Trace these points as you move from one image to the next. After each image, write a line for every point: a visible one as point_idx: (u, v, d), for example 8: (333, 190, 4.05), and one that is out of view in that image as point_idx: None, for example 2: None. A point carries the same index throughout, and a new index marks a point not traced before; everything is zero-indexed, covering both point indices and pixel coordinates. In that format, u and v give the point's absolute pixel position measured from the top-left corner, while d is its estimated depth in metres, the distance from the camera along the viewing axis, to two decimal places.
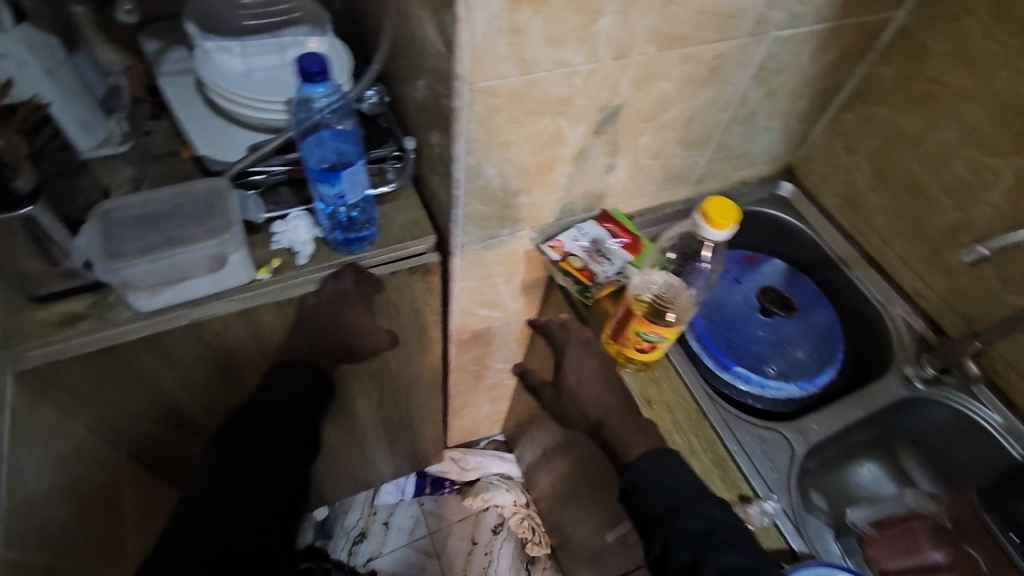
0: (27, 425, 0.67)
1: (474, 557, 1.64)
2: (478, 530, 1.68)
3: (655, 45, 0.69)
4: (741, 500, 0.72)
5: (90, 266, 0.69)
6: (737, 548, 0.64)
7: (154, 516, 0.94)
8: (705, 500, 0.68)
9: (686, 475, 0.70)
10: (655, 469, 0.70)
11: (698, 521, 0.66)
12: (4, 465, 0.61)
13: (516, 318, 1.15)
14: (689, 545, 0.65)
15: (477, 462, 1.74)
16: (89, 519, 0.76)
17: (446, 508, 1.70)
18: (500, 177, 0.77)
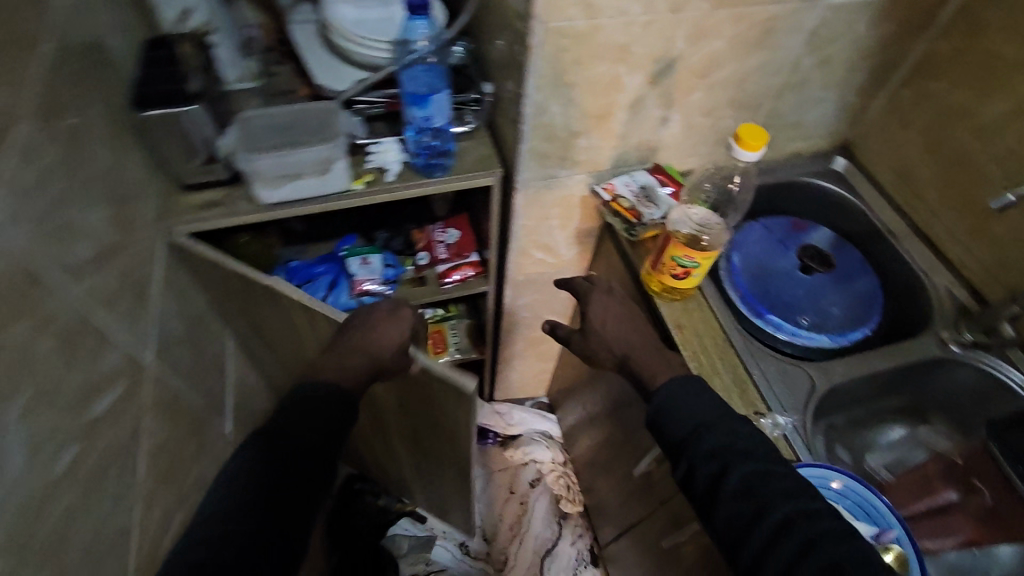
0: (170, 282, 0.85)
1: (510, 505, 1.74)
2: (516, 480, 1.78)
3: (709, 2, 0.78)
4: (755, 413, 0.80)
5: (228, 163, 0.87)
6: (755, 456, 0.71)
7: (247, 394, 1.11)
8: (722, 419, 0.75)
9: (701, 408, 0.76)
10: (681, 392, 0.78)
11: (723, 437, 0.73)
12: (155, 303, 0.79)
13: (568, 267, 1.25)
14: (713, 459, 0.72)
15: (519, 419, 1.86)
16: (205, 373, 0.93)
17: (488, 457, 1.81)
18: (562, 117, 0.88)
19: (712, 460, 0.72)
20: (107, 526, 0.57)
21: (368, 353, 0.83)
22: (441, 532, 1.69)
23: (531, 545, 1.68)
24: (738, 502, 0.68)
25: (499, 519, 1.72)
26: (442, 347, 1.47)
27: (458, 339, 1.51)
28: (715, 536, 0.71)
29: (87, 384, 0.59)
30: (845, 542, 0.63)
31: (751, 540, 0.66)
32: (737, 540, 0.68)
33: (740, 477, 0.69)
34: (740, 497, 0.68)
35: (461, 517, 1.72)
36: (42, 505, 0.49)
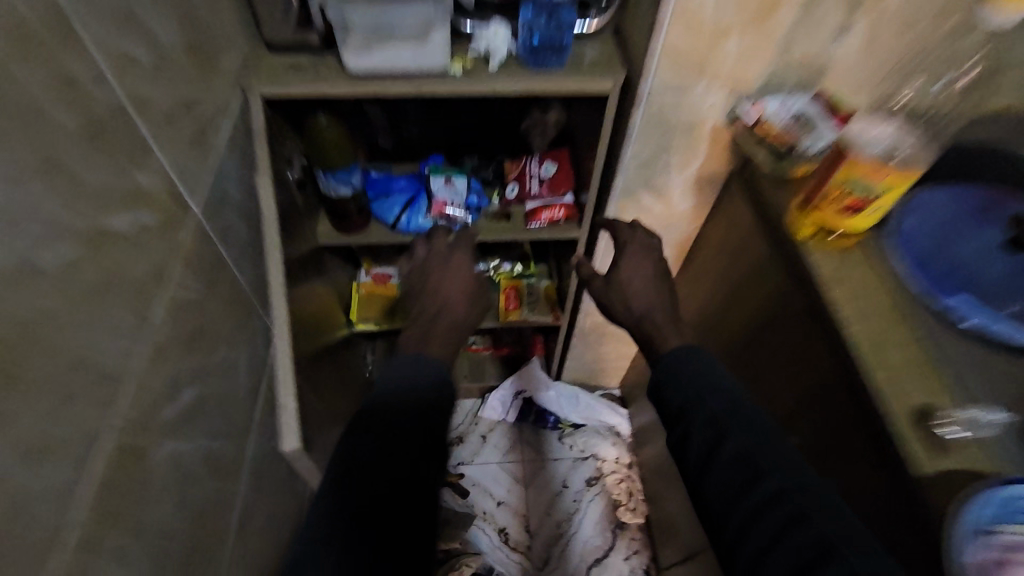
0: (237, 143, 0.76)
1: (560, 500, 1.55)
2: (571, 475, 1.58)
3: None
4: (938, 409, 0.57)
5: (318, 24, 0.77)
6: (752, 428, 0.69)
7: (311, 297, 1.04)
8: (728, 390, 0.74)
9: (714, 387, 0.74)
10: (687, 369, 0.78)
11: (725, 409, 0.72)
12: (215, 155, 0.70)
13: (677, 224, 1.06)
14: (710, 429, 0.70)
15: (587, 403, 1.65)
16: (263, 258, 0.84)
17: (543, 443, 1.64)
18: (714, 3, 0.71)
19: (708, 432, 0.70)
20: (100, 358, 0.47)
21: (453, 310, 0.91)
22: (481, 512, 1.53)
23: (576, 548, 1.48)
24: (732, 469, 0.66)
25: (547, 513, 1.54)
26: (515, 305, 1.35)
27: (535, 297, 1.38)
28: (707, 503, 0.67)
29: (108, 191, 0.49)
30: (837, 515, 0.59)
31: (741, 508, 0.63)
32: (727, 508, 0.64)
33: (734, 448, 0.67)
34: (737, 471, 0.66)
35: (505, 501, 1.56)
36: (10, 296, 0.38)
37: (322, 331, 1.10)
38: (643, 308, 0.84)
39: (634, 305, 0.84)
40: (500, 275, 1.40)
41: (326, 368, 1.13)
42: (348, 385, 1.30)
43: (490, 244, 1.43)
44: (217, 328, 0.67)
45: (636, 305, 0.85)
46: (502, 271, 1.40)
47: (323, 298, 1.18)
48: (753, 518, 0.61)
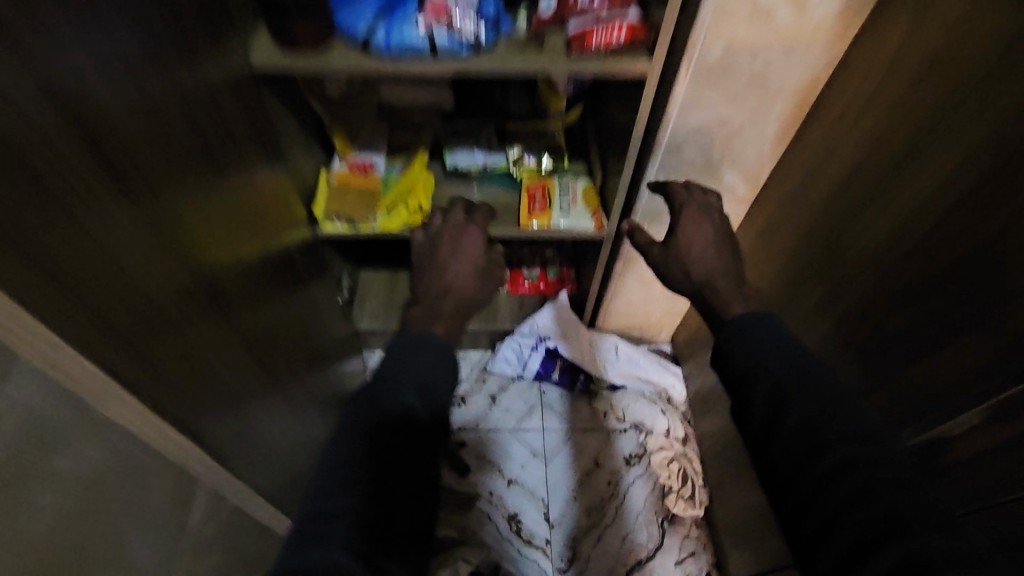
0: None
1: (591, 482, 1.18)
2: (605, 450, 1.21)
3: None
4: None
5: None
6: (825, 399, 0.59)
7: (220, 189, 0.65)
8: (804, 368, 0.62)
9: (784, 351, 0.65)
10: (759, 341, 0.66)
11: (795, 378, 0.62)
12: None
13: (808, 48, 0.69)
14: (777, 398, 0.61)
15: (629, 358, 1.27)
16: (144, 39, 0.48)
17: (570, 408, 1.27)
18: None
19: (771, 402, 0.61)
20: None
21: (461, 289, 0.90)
22: (486, 493, 1.17)
23: (610, 546, 1.12)
24: (797, 440, 0.57)
25: (573, 498, 1.17)
26: (542, 209, 0.98)
27: (568, 197, 0.99)
28: (765, 474, 0.60)
29: None
30: (909, 492, 0.51)
31: (798, 487, 0.56)
32: (785, 483, 0.57)
33: (800, 417, 0.58)
34: (802, 450, 0.57)
35: (518, 479, 1.19)
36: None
37: (251, 220, 0.72)
38: (701, 282, 0.78)
39: (694, 277, 0.78)
40: (522, 169, 1.02)
41: (263, 274, 0.76)
42: (310, 307, 0.96)
43: (509, 129, 1.04)
44: (161, 214, 0.49)
45: (697, 277, 0.79)
46: (525, 164, 1.02)
47: (269, 182, 0.80)
48: (809, 497, 0.55)
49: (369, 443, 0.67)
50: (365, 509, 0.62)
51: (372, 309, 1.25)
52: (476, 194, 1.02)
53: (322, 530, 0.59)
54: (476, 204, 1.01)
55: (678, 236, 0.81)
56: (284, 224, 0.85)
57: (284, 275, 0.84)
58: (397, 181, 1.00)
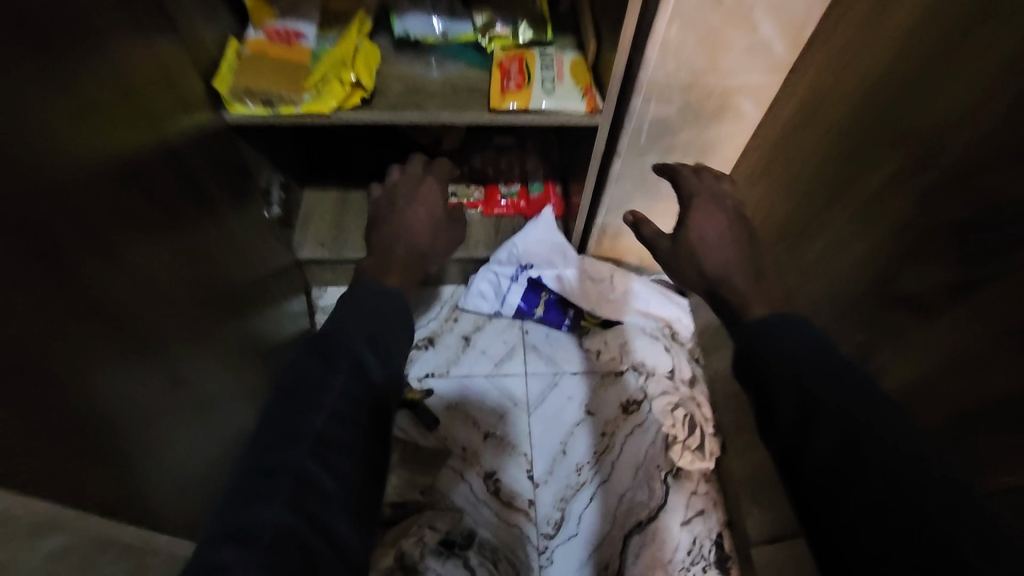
0: None
1: (581, 433, 1.01)
2: (598, 397, 1.04)
3: None
4: None
5: None
6: (862, 404, 0.41)
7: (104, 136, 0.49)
8: (829, 364, 0.44)
9: (812, 349, 0.46)
10: (775, 332, 0.48)
11: (823, 375, 0.44)
12: None
13: None
14: (802, 408, 0.43)
15: (626, 288, 1.06)
16: None
17: (558, 350, 1.08)
18: None
19: (794, 403, 0.43)
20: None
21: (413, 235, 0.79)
22: (457, 449, 0.98)
23: (605, 506, 0.95)
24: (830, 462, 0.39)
25: (561, 452, 0.99)
26: (521, 84, 0.75)
27: (553, 70, 0.76)
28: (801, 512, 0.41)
29: None
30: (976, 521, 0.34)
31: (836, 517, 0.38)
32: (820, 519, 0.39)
33: (837, 430, 0.40)
34: (839, 456, 0.39)
35: (496, 432, 1.00)
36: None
37: (121, 107, 0.52)
38: (715, 281, 0.60)
39: (708, 275, 0.61)
40: (492, 37, 0.78)
41: (140, 162, 0.54)
42: (230, 219, 0.74)
43: None
44: None
45: (711, 273, 0.61)
46: (497, 32, 0.78)
47: (142, 47, 0.57)
48: (872, 490, 0.37)
49: (334, 390, 0.49)
50: (346, 479, 0.46)
51: (317, 235, 1.02)
52: (435, 72, 0.78)
53: (267, 486, 0.43)
54: (436, 84, 0.78)
55: (687, 227, 0.65)
56: (172, 105, 0.62)
57: (178, 165, 0.62)
58: (329, 52, 0.76)
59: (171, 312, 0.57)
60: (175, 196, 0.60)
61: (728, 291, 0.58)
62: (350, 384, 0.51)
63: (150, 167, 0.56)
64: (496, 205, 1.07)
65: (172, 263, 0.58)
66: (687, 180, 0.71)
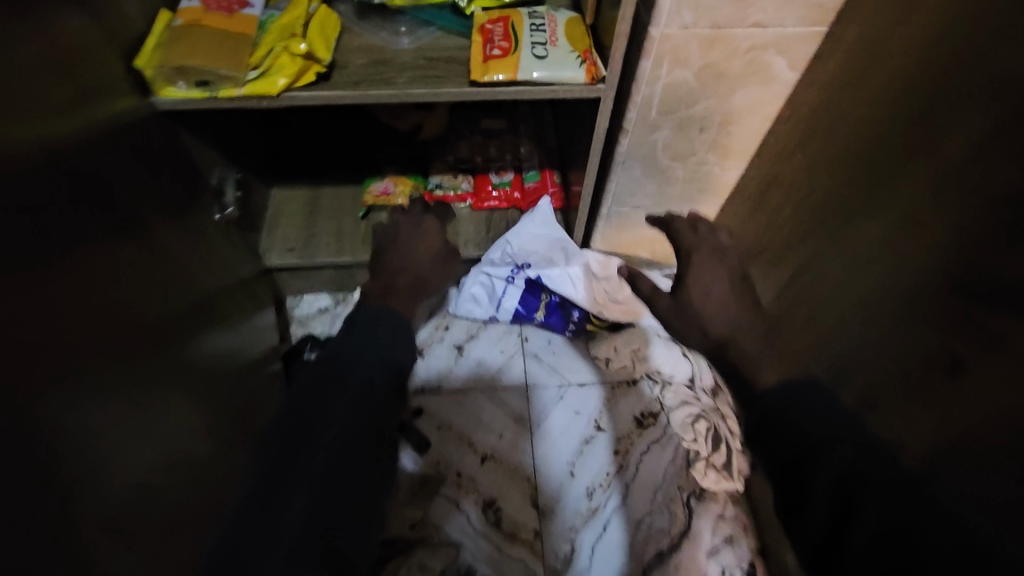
0: None
1: (591, 452, 0.89)
2: (609, 410, 0.93)
3: None
4: None
5: None
6: (891, 489, 0.37)
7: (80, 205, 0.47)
8: (851, 434, 0.41)
9: (839, 415, 0.43)
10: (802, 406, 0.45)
11: (855, 450, 0.40)
12: None
13: None
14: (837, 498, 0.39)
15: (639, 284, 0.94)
16: None
17: (562, 358, 0.97)
18: None
19: (837, 491, 0.40)
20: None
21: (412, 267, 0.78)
22: (452, 474, 0.87)
23: (623, 536, 0.83)
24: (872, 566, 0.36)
25: (569, 475, 0.88)
26: (507, 51, 0.62)
27: (545, 32, 0.64)
28: None
29: None
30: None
31: None
32: None
33: (873, 525, 0.37)
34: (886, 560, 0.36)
35: (495, 454, 0.89)
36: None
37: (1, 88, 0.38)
38: (724, 338, 0.58)
39: (713, 333, 0.58)
40: None
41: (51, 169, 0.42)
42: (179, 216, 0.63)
43: None
44: None
45: (716, 333, 0.58)
46: None
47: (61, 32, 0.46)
48: None
49: (341, 410, 0.57)
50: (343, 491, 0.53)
51: (284, 238, 0.91)
52: (406, 41, 0.66)
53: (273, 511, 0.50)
54: (407, 55, 0.65)
55: (688, 284, 0.63)
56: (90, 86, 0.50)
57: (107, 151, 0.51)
58: (277, 21, 0.63)
59: (116, 341, 0.46)
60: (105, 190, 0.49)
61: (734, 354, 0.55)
62: (357, 394, 0.58)
63: (67, 156, 0.44)
64: (483, 196, 0.95)
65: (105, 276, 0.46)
66: (683, 235, 0.71)
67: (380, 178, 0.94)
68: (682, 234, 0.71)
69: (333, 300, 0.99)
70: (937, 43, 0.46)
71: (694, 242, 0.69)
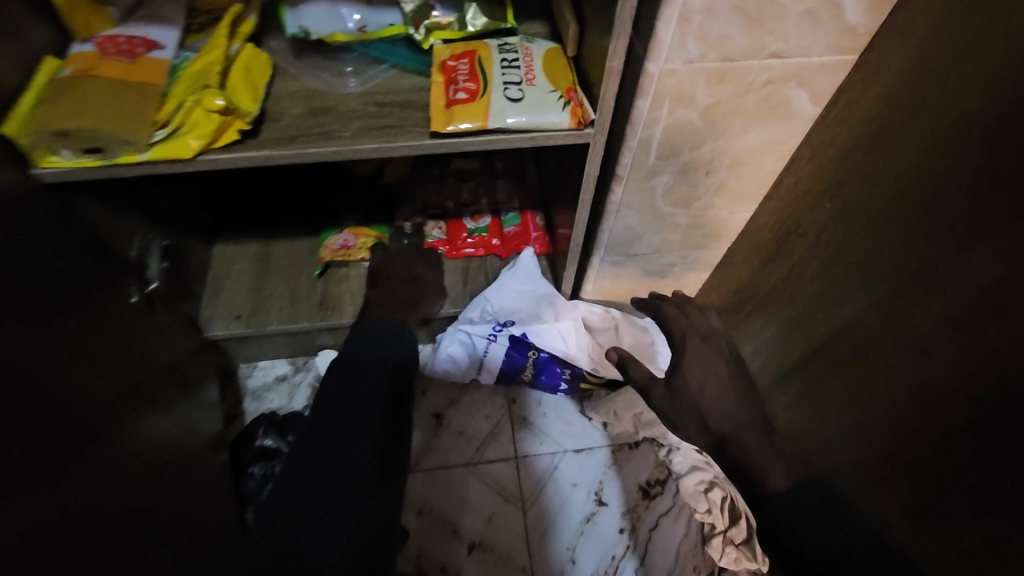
0: None
1: (593, 533, 0.78)
2: (611, 480, 0.82)
3: None
4: None
5: None
6: None
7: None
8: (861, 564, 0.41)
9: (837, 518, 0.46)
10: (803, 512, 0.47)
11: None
12: None
13: None
14: None
15: (638, 340, 0.83)
16: None
17: (555, 421, 0.86)
18: None
19: None
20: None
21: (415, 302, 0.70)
22: (436, 569, 0.75)
23: None
24: None
25: (570, 562, 0.76)
26: (475, 93, 0.51)
27: (519, 68, 0.53)
28: None
29: None
30: None
31: None
32: None
33: None
34: None
35: (484, 541, 0.77)
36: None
37: None
38: (725, 433, 0.56)
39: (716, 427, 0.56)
40: (429, 29, 0.54)
41: None
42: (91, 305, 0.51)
43: None
44: None
45: (717, 426, 0.57)
46: (436, 20, 0.54)
47: None
48: None
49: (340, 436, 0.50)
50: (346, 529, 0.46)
51: (230, 304, 0.78)
52: (353, 82, 0.55)
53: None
54: (354, 100, 0.54)
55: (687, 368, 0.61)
56: None
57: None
58: (190, 65, 0.52)
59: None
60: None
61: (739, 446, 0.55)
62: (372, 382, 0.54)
63: None
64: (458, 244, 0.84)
65: None
66: (676, 322, 0.68)
67: (339, 229, 0.82)
68: (674, 322, 0.68)
69: (293, 366, 0.87)
70: (1012, 78, 0.36)
71: (688, 328, 0.66)
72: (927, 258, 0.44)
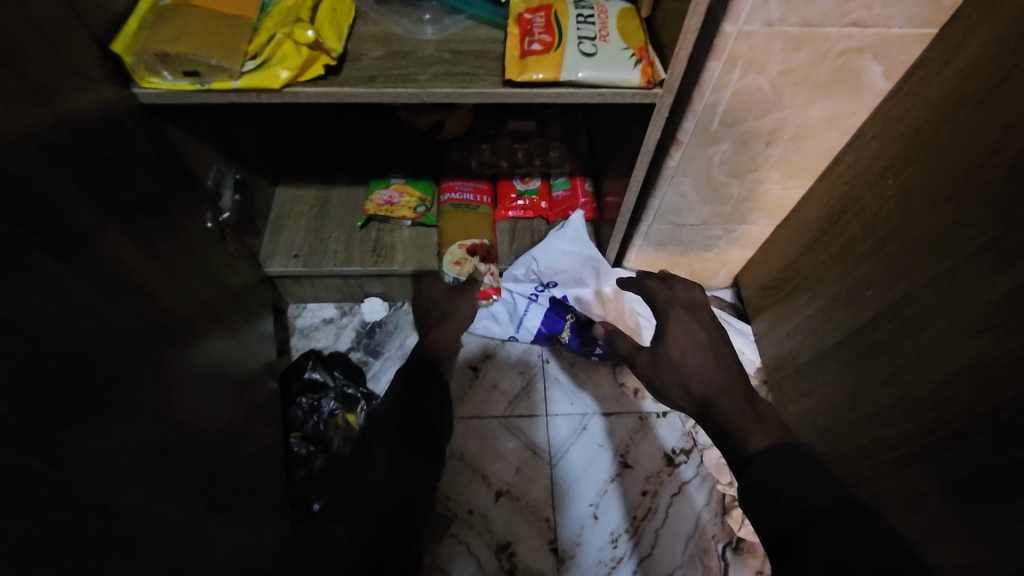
0: None
1: (616, 493, 0.80)
2: (637, 444, 0.84)
3: None
4: None
5: None
6: None
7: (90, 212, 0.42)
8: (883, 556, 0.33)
9: (826, 511, 0.39)
10: (774, 470, 0.42)
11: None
12: None
13: None
14: None
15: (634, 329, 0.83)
16: None
17: (585, 384, 0.88)
18: None
19: None
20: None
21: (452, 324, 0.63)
22: (464, 511, 0.78)
23: None
24: None
25: (591, 518, 0.78)
26: (549, 45, 0.53)
27: (594, 24, 0.54)
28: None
29: None
30: None
31: None
32: None
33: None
34: None
35: (510, 490, 0.80)
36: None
37: None
38: (712, 401, 0.50)
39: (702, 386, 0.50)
40: None
41: None
42: (175, 223, 0.55)
43: None
44: None
45: (705, 388, 0.51)
46: None
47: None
48: None
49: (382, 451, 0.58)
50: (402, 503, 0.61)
51: (289, 243, 0.82)
52: (430, 30, 0.57)
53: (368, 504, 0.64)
54: (431, 46, 0.56)
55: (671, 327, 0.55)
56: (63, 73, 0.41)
57: (82, 158, 0.42)
58: (280, 2, 0.54)
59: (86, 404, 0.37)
60: (65, 213, 0.39)
61: (726, 410, 0.48)
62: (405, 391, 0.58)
63: (12, 164, 0.34)
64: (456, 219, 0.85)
65: (68, 310, 0.38)
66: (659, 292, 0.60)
67: (386, 184, 0.84)
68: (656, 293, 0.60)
69: (339, 310, 0.90)
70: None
71: (670, 298, 0.58)
72: (995, 235, 0.44)
